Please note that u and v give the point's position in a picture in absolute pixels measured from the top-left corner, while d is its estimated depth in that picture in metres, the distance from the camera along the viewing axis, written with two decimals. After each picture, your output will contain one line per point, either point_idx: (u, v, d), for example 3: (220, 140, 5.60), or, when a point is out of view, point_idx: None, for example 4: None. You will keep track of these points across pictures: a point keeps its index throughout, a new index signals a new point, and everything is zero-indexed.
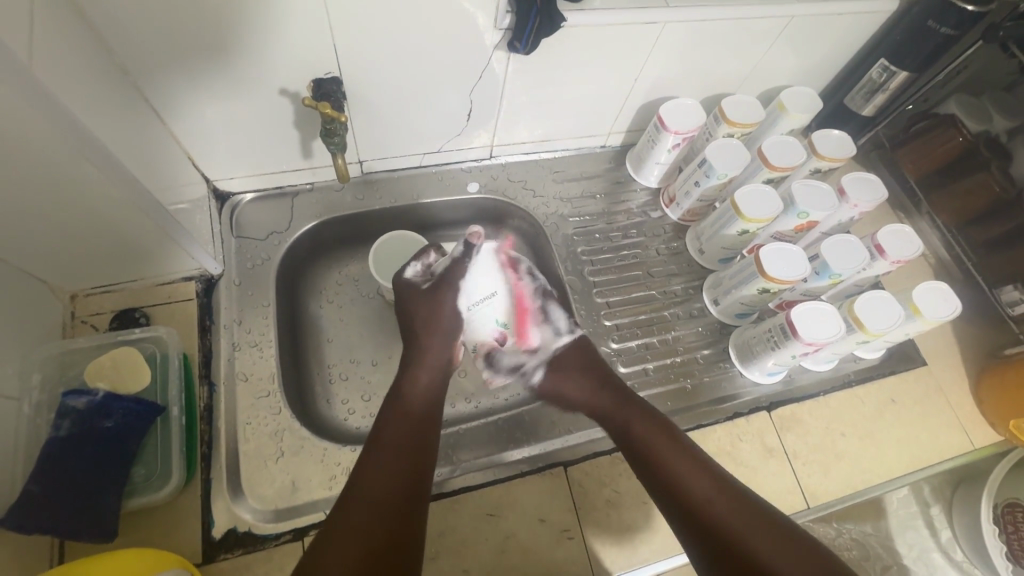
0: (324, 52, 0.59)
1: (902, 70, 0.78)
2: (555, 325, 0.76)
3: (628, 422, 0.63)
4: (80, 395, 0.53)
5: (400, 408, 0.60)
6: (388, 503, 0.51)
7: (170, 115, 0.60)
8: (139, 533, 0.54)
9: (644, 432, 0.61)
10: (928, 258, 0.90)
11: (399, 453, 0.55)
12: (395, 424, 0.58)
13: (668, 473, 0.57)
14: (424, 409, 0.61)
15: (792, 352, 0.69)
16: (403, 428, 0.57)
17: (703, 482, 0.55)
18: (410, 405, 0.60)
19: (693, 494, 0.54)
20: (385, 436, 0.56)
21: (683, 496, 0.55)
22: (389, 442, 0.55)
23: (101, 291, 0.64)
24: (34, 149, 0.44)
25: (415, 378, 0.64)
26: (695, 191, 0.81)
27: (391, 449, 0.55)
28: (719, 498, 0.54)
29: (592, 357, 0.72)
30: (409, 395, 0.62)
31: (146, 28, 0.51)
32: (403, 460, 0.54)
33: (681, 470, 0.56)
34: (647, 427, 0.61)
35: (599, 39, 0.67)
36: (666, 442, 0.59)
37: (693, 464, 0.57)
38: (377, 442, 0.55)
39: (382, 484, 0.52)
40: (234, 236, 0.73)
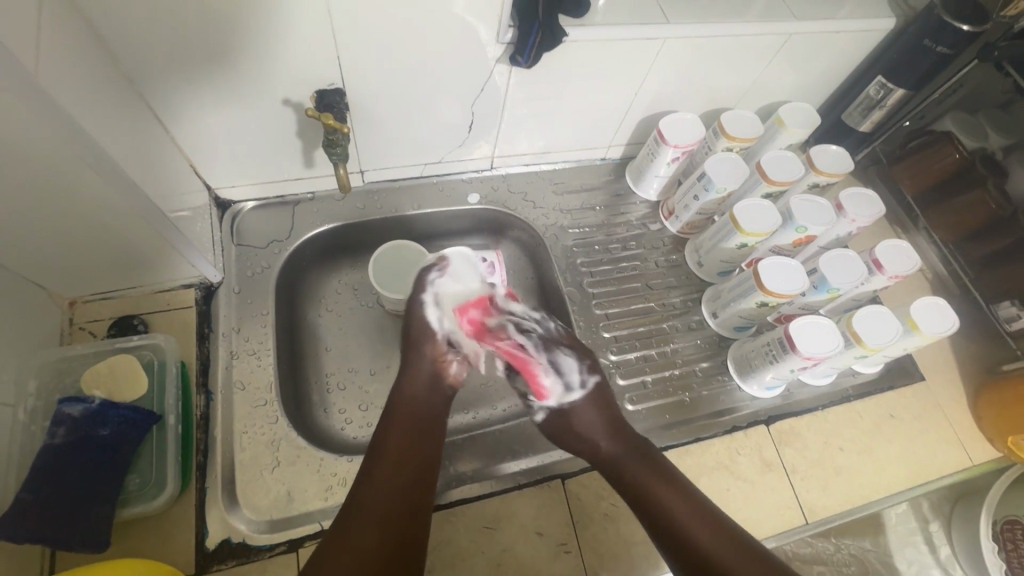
0: (327, 64, 0.60)
1: (899, 87, 0.79)
2: (567, 378, 0.69)
3: (639, 468, 0.61)
4: (76, 403, 0.52)
5: (398, 421, 0.60)
6: (391, 519, 0.51)
7: (172, 122, 0.60)
8: (132, 543, 0.54)
9: (652, 479, 0.59)
10: (925, 273, 0.90)
11: (402, 469, 0.55)
12: (397, 442, 0.57)
13: (678, 528, 0.55)
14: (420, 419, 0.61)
15: (791, 366, 0.69)
16: (402, 444, 0.57)
17: (712, 533, 0.54)
18: (409, 416, 0.61)
19: (682, 532, 0.55)
20: (387, 445, 0.57)
21: (691, 546, 0.54)
22: (393, 450, 0.56)
23: (100, 297, 0.64)
24: (39, 155, 0.44)
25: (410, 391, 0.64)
26: (694, 204, 0.81)
27: (394, 456, 0.56)
28: (708, 534, 0.54)
29: (600, 401, 0.67)
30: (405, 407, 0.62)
31: (152, 37, 0.52)
32: (407, 469, 0.55)
33: (690, 521, 0.55)
34: (654, 478, 0.59)
35: (601, 53, 0.68)
36: (658, 484, 0.59)
37: (683, 499, 0.57)
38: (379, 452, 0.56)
39: (385, 490, 0.53)
40: (234, 244, 0.73)
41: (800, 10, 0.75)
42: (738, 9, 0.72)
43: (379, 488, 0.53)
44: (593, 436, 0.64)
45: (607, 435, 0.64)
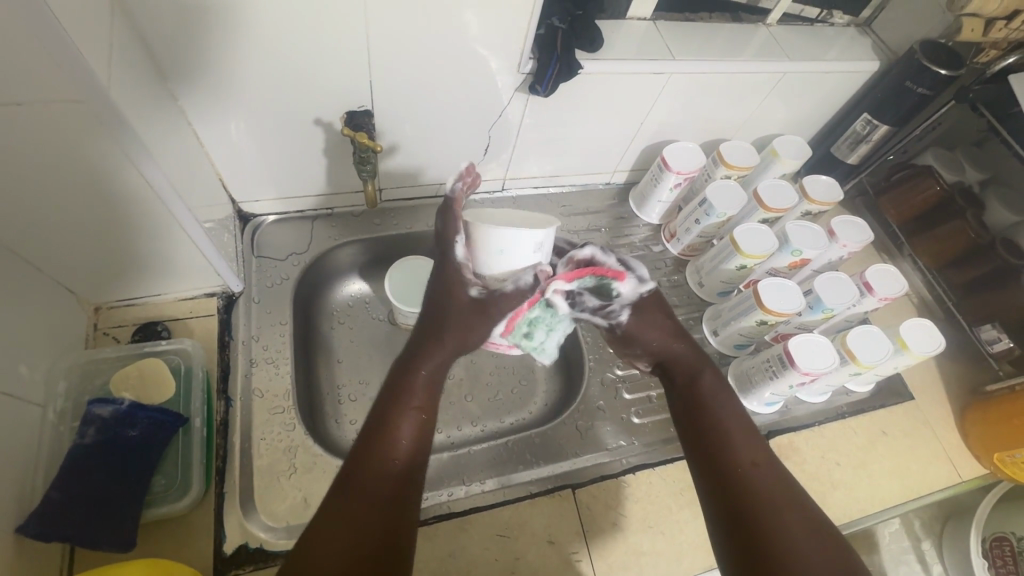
0: (358, 87, 0.64)
1: (883, 124, 0.85)
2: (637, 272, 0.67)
3: (702, 373, 0.64)
4: (106, 404, 0.53)
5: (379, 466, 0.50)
6: (380, 516, 0.47)
7: (206, 135, 0.63)
8: (152, 546, 0.54)
9: (710, 386, 0.63)
10: (910, 297, 0.95)
11: (371, 517, 0.47)
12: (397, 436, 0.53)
13: (720, 429, 0.58)
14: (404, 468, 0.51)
15: (790, 381, 0.72)
16: (403, 441, 0.53)
17: (751, 447, 0.56)
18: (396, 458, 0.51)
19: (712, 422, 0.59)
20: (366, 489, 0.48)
21: (727, 448, 0.56)
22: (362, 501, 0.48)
23: (125, 304, 0.65)
24: (93, 163, 0.47)
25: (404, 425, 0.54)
26: (695, 228, 0.86)
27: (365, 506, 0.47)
28: (740, 434, 0.58)
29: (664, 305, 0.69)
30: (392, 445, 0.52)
31: (199, 59, 0.55)
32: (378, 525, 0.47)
33: (734, 429, 0.58)
34: (714, 385, 0.63)
35: (611, 85, 0.73)
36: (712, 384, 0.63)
37: (729, 408, 0.60)
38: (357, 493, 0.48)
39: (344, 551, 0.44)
40: (254, 255, 0.75)
41: (793, 51, 0.81)
42: (735, 50, 0.78)
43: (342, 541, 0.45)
44: (665, 337, 0.67)
45: (680, 340, 0.67)
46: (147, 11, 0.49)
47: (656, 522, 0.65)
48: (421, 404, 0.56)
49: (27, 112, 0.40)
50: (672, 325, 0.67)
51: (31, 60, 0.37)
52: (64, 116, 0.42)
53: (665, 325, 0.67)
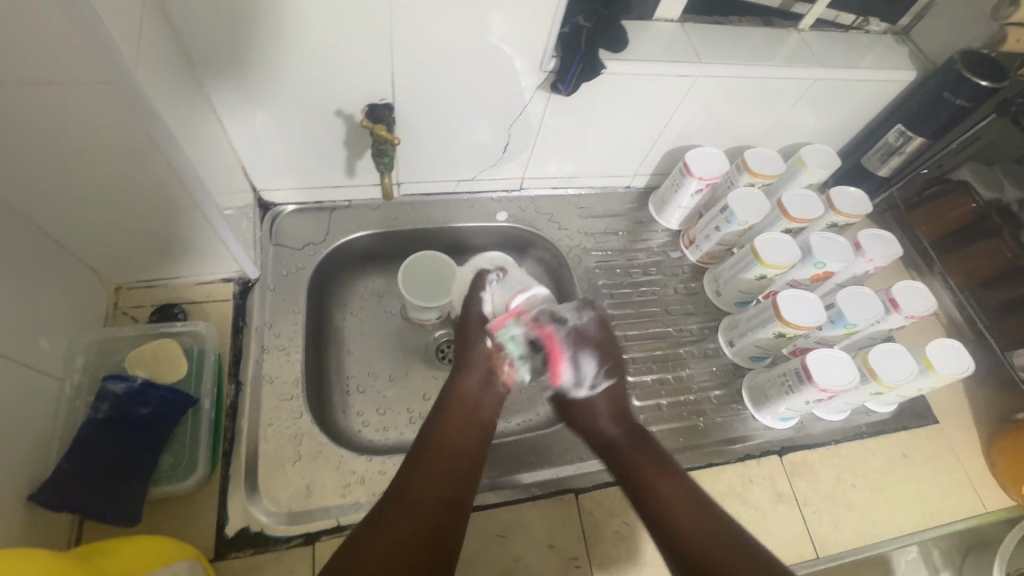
0: (380, 80, 0.64)
1: (918, 135, 0.82)
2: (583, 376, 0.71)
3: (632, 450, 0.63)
4: (120, 380, 0.54)
5: (424, 463, 0.56)
6: (431, 520, 0.51)
7: (230, 124, 0.64)
8: (156, 523, 0.55)
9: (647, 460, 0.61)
10: (939, 316, 0.91)
11: (419, 507, 0.51)
12: (437, 453, 0.57)
13: (663, 503, 0.56)
14: (452, 470, 0.56)
15: (806, 398, 0.70)
16: (443, 450, 0.58)
17: (701, 517, 0.54)
18: (438, 460, 0.56)
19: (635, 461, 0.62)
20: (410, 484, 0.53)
21: (672, 522, 0.54)
22: (410, 494, 0.52)
23: (144, 285, 0.66)
24: (117, 147, 0.48)
25: (435, 436, 0.59)
26: (715, 235, 0.84)
27: (412, 499, 0.52)
28: (685, 505, 0.55)
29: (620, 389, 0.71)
30: (433, 450, 0.57)
31: (227, 47, 0.56)
32: (429, 514, 0.51)
33: (678, 501, 0.56)
34: (653, 460, 0.61)
35: (635, 87, 0.72)
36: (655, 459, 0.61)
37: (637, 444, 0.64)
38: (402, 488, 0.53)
39: (399, 534, 0.49)
40: (272, 243, 0.76)
41: (825, 58, 0.79)
42: (764, 55, 0.76)
43: (389, 528, 0.49)
44: (609, 414, 0.68)
45: (621, 419, 0.67)
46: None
47: None
48: (458, 424, 0.62)
49: (57, 92, 0.42)
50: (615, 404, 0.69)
51: (62, 43, 0.39)
52: (94, 100, 0.43)
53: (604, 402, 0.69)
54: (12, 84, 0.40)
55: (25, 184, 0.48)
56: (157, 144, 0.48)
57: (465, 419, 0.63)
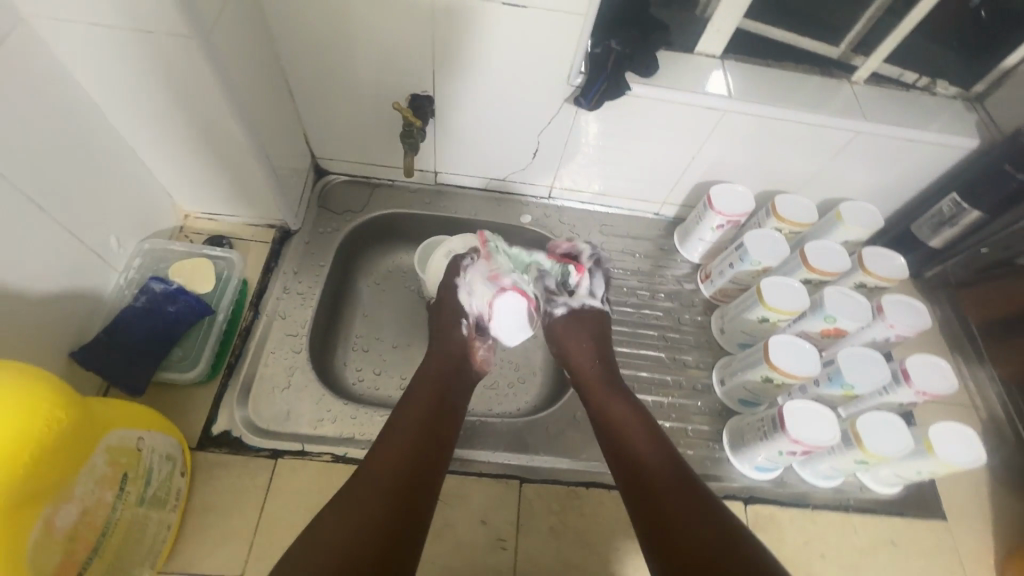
0: (425, 75, 0.72)
1: (974, 208, 0.77)
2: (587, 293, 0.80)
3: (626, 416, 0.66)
4: (161, 282, 0.66)
5: (396, 432, 0.59)
6: (398, 482, 0.54)
7: (299, 96, 0.76)
8: (159, 407, 0.65)
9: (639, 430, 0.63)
10: (979, 410, 0.83)
11: (387, 470, 0.55)
12: (402, 423, 0.60)
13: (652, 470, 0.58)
14: (417, 437, 0.59)
15: (781, 448, 0.67)
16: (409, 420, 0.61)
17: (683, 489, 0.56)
18: (409, 429, 0.60)
19: (638, 454, 0.61)
20: (378, 454, 0.56)
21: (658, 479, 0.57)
22: (379, 462, 0.56)
23: (207, 217, 0.79)
24: (193, 98, 0.59)
25: (406, 408, 0.63)
26: (728, 272, 0.83)
27: (381, 463, 0.56)
28: (670, 469, 0.58)
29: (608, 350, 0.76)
30: (401, 421, 0.61)
31: (299, 32, 0.67)
32: (395, 475, 0.55)
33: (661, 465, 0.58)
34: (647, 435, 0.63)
35: (663, 113, 0.75)
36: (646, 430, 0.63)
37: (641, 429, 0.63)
38: (371, 459, 0.56)
39: (367, 498, 0.52)
40: (318, 205, 0.87)
41: (875, 113, 0.77)
42: (806, 102, 0.76)
43: (357, 491, 0.52)
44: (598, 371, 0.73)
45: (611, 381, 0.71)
46: None
47: (594, 542, 0.65)
48: (426, 397, 0.65)
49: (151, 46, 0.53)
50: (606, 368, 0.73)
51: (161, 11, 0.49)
52: (175, 56, 0.54)
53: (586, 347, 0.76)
54: (119, 38, 0.52)
55: (124, 115, 0.61)
56: (222, 104, 0.59)
57: (434, 392, 0.66)
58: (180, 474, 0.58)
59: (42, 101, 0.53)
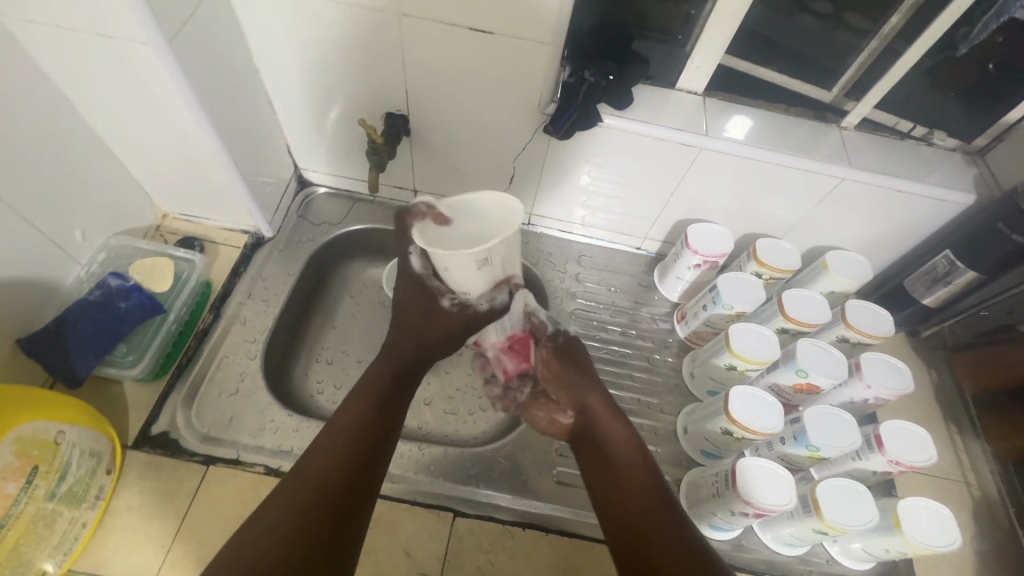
0: (401, 95, 0.73)
1: (969, 268, 0.72)
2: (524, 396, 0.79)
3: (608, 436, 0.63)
4: (119, 278, 0.67)
5: (339, 429, 0.57)
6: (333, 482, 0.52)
7: (282, 108, 0.78)
8: (103, 401, 0.65)
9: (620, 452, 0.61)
10: (971, 487, 0.76)
11: (321, 470, 0.53)
12: (349, 419, 0.58)
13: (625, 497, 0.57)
14: (364, 432, 0.57)
15: (733, 508, 0.62)
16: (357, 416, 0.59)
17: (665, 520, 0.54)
18: (356, 424, 0.58)
19: (622, 478, 0.59)
20: (315, 452, 0.55)
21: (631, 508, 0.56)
22: (314, 460, 0.54)
23: (184, 219, 0.81)
24: (162, 104, 0.60)
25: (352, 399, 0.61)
26: (702, 313, 0.80)
27: (318, 460, 0.54)
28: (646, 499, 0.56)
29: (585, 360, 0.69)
30: (348, 416, 0.58)
31: (278, 46, 0.68)
32: (331, 475, 0.53)
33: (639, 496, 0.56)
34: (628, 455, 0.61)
35: (639, 147, 0.74)
36: (625, 450, 0.61)
37: (638, 471, 0.59)
38: (308, 458, 0.54)
39: (294, 498, 0.50)
40: (298, 214, 0.89)
41: (864, 161, 0.73)
42: (788, 145, 0.73)
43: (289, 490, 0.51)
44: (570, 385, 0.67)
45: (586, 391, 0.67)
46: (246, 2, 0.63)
47: None
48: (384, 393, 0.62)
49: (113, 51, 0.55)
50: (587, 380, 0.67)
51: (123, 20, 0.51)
52: (138, 61, 0.55)
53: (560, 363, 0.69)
54: (88, 41, 0.54)
55: (99, 115, 0.63)
56: (189, 111, 0.61)
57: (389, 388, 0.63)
58: (106, 472, 0.58)
59: (13, 97, 0.55)
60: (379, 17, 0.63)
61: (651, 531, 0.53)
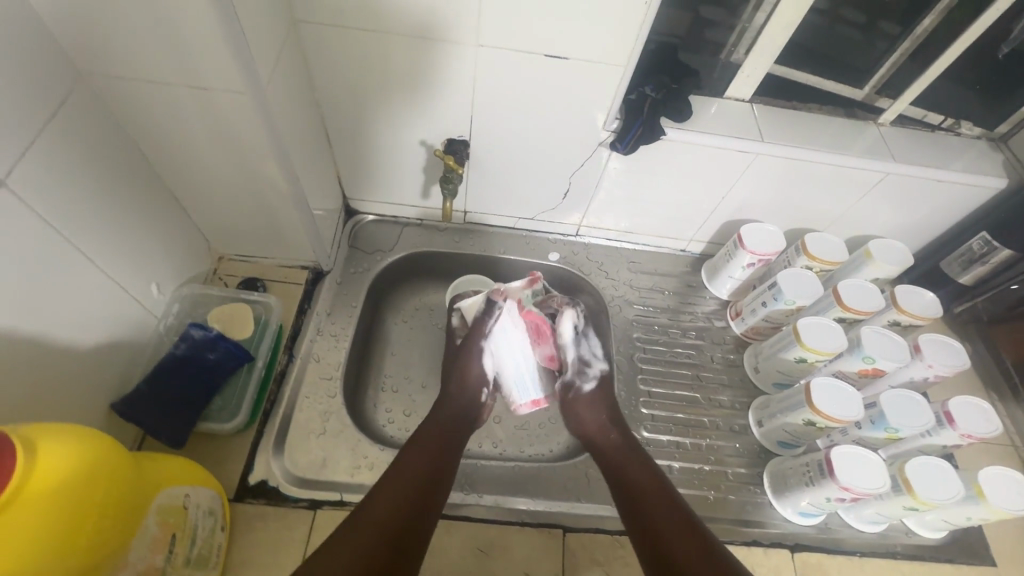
0: (462, 121, 0.73)
1: (1006, 247, 0.78)
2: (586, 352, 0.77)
3: (629, 466, 0.66)
4: (200, 329, 0.65)
5: (401, 468, 0.59)
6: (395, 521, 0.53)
7: (335, 141, 0.77)
8: (196, 455, 0.64)
9: (641, 479, 0.64)
10: (1018, 449, 0.82)
11: (387, 508, 0.54)
12: (409, 457, 0.60)
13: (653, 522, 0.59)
14: (427, 469, 0.59)
15: (828, 494, 0.66)
16: (415, 456, 0.60)
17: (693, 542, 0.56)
18: (424, 463, 0.60)
19: (648, 502, 0.61)
20: (381, 493, 0.56)
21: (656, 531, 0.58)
22: (377, 500, 0.55)
23: (241, 259, 0.79)
24: (240, 150, 0.59)
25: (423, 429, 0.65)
26: (761, 310, 0.83)
27: (385, 497, 0.55)
28: (674, 520, 0.58)
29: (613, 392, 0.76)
30: (411, 455, 0.60)
31: (341, 81, 0.68)
32: (394, 514, 0.54)
33: (663, 519, 0.59)
34: (646, 482, 0.64)
35: (695, 156, 0.76)
36: (647, 478, 0.64)
37: (662, 496, 0.62)
38: (372, 496, 0.55)
39: (362, 536, 0.51)
40: (349, 244, 0.88)
41: (904, 154, 0.78)
42: (835, 144, 0.77)
43: (358, 524, 0.52)
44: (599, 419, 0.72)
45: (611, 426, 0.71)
46: (315, 42, 0.63)
47: None
48: (438, 434, 0.65)
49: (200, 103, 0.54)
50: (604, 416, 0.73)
51: (223, 75, 0.50)
52: (226, 109, 0.54)
53: (592, 404, 0.74)
54: (178, 93, 0.52)
55: (169, 166, 0.62)
56: (268, 156, 0.60)
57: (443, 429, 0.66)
58: (221, 529, 0.56)
59: (95, 155, 0.53)
60: (450, 49, 0.63)
61: (665, 533, 0.57)
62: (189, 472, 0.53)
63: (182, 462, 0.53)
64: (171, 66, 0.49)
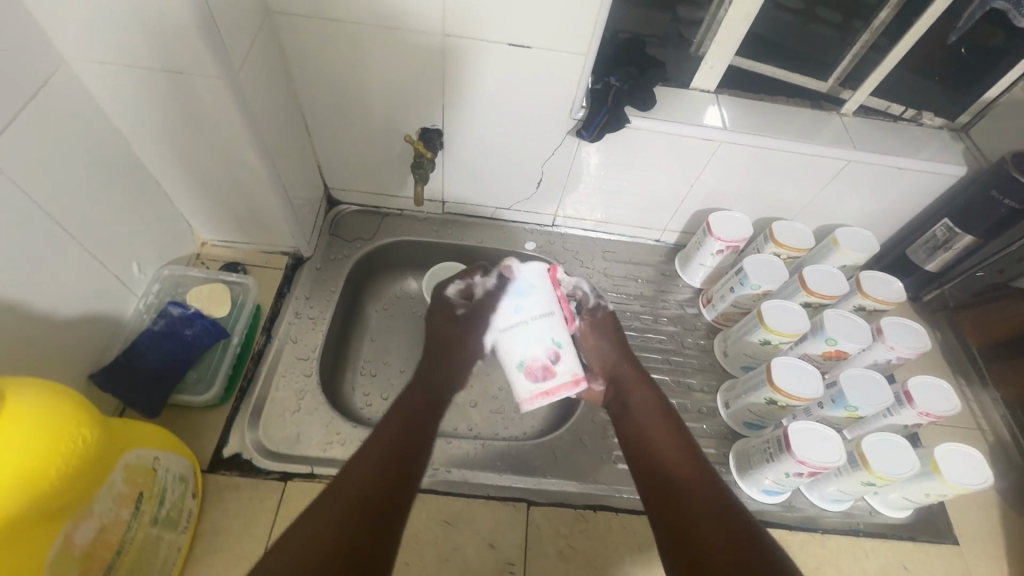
0: (434, 110, 0.76)
1: (967, 233, 0.79)
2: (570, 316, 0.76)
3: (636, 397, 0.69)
4: (178, 306, 0.71)
5: (375, 443, 0.56)
6: (370, 501, 0.50)
7: (314, 130, 0.80)
8: (172, 427, 0.67)
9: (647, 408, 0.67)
10: (985, 432, 0.83)
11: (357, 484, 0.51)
12: (382, 433, 0.58)
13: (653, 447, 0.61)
14: (398, 445, 0.57)
15: (787, 469, 0.67)
16: (389, 431, 0.59)
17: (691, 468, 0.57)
18: (398, 440, 0.58)
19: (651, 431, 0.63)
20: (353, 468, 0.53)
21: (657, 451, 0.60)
22: (352, 472, 0.53)
23: (223, 244, 0.82)
24: (216, 134, 0.62)
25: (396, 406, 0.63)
26: (729, 296, 0.85)
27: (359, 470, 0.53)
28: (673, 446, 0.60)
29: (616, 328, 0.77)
30: (383, 432, 0.58)
31: (316, 70, 0.71)
32: (369, 488, 0.51)
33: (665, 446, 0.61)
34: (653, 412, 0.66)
35: (661, 144, 0.78)
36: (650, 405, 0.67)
37: (666, 425, 0.64)
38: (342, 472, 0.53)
39: (335, 514, 0.48)
40: (330, 232, 0.90)
41: (866, 143, 0.80)
42: (798, 132, 0.79)
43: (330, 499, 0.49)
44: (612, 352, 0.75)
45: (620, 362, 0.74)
46: (288, 31, 0.66)
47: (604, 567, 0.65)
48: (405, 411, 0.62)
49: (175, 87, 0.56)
50: (612, 349, 0.75)
51: (195, 59, 0.53)
52: (200, 93, 0.57)
53: (603, 340, 0.76)
54: (155, 78, 0.55)
55: (150, 151, 0.65)
56: (244, 139, 0.63)
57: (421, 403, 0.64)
58: (191, 496, 0.59)
59: (78, 136, 0.56)
60: (418, 39, 0.66)
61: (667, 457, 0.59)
62: (161, 438, 0.55)
63: (155, 428, 0.55)
64: (146, 51, 0.52)
